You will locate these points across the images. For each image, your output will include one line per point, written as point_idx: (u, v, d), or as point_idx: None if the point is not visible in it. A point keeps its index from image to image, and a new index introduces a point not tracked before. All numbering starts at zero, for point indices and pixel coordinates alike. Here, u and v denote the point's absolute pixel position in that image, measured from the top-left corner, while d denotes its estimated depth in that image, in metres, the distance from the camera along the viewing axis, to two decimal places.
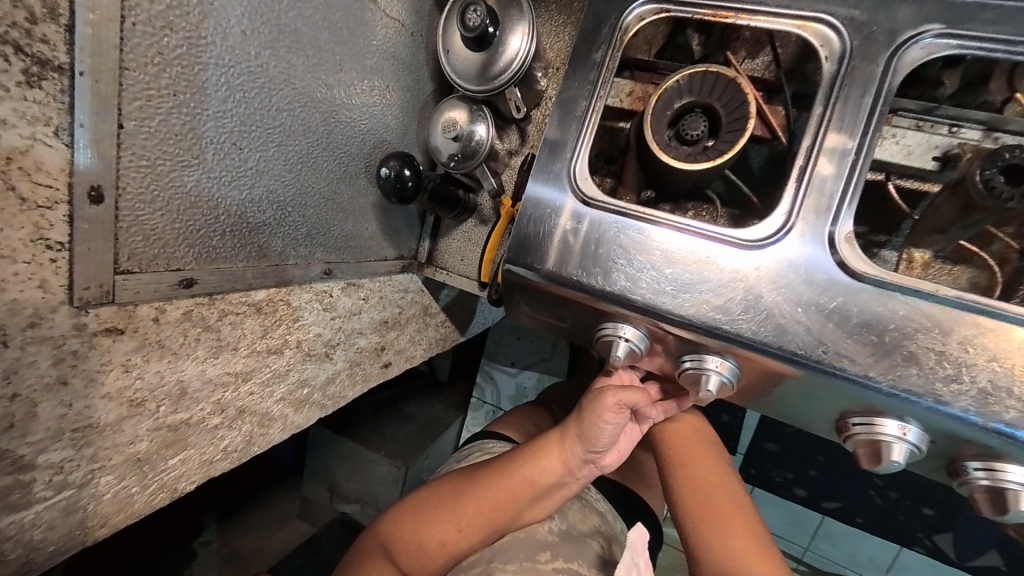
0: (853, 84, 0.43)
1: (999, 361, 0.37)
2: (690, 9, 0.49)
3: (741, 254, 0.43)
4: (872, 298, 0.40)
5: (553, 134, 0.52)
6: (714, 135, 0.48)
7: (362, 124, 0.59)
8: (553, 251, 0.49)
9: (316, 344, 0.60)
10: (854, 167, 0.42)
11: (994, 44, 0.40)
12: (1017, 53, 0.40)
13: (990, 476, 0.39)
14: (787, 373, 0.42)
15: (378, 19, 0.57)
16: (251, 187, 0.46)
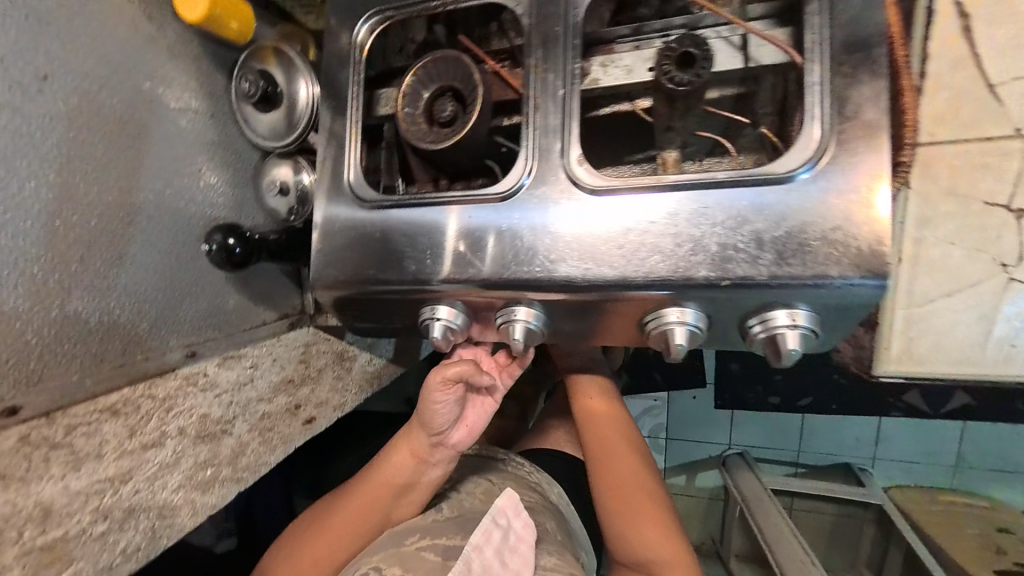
0: (545, 30, 0.50)
1: (724, 222, 0.43)
2: (407, 11, 0.58)
3: (503, 209, 0.49)
4: (610, 206, 0.46)
5: (335, 158, 0.58)
6: (462, 108, 0.53)
7: (185, 209, 0.64)
8: (359, 262, 0.54)
9: (206, 424, 0.62)
10: (566, 101, 0.49)
11: None
12: None
13: (763, 326, 0.44)
14: (574, 300, 0.48)
15: (169, 113, 0.63)
16: (61, 305, 0.50)
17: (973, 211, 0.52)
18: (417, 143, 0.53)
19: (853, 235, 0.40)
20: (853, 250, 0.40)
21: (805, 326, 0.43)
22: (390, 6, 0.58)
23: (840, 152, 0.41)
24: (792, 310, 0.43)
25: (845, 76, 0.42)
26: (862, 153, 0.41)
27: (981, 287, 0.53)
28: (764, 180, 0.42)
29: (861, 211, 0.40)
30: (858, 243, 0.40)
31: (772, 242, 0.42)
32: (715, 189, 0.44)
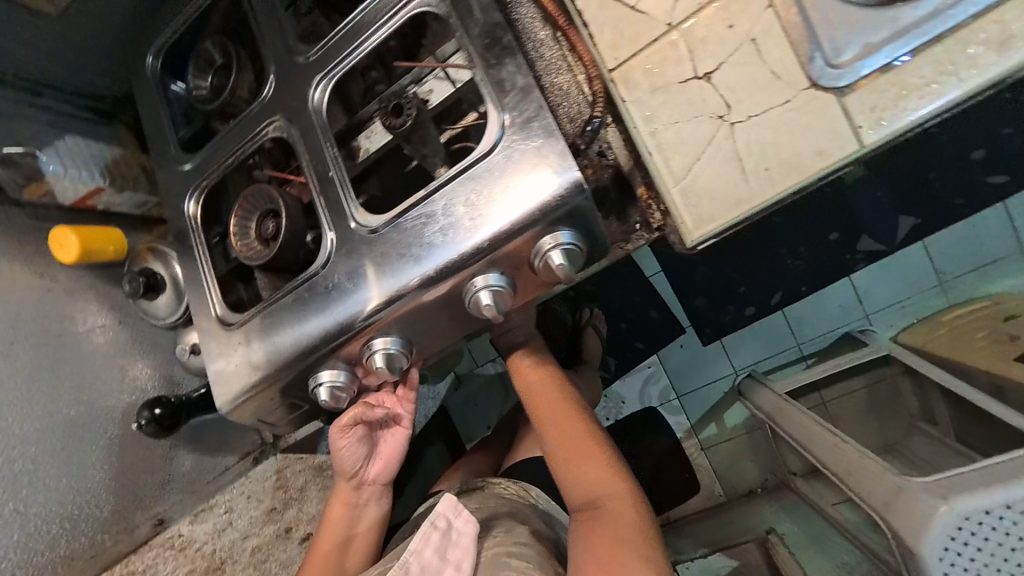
0: (304, 135, 0.63)
1: (467, 200, 0.53)
2: (211, 175, 0.70)
3: (325, 274, 0.60)
4: (391, 231, 0.57)
5: (204, 305, 0.69)
6: (275, 218, 0.64)
7: (116, 404, 0.91)
8: (248, 371, 0.65)
9: (203, 565, 0.94)
10: (336, 176, 0.61)
11: (344, 60, 0.62)
12: (356, 55, 0.62)
13: (540, 257, 0.53)
14: (402, 313, 0.57)
15: (85, 336, 0.90)
16: (43, 534, 0.80)
17: (675, 91, 0.62)
18: (257, 263, 0.64)
19: (549, 162, 0.51)
20: (557, 173, 0.50)
21: (564, 240, 0.52)
22: (202, 178, 0.71)
23: (513, 114, 0.52)
24: (552, 233, 0.52)
25: (495, 61, 0.54)
26: (528, 106, 0.52)
27: (717, 139, 0.61)
28: (482, 155, 0.53)
29: (550, 141, 0.50)
30: (556, 164, 0.50)
31: (504, 195, 0.52)
32: (454, 180, 0.54)
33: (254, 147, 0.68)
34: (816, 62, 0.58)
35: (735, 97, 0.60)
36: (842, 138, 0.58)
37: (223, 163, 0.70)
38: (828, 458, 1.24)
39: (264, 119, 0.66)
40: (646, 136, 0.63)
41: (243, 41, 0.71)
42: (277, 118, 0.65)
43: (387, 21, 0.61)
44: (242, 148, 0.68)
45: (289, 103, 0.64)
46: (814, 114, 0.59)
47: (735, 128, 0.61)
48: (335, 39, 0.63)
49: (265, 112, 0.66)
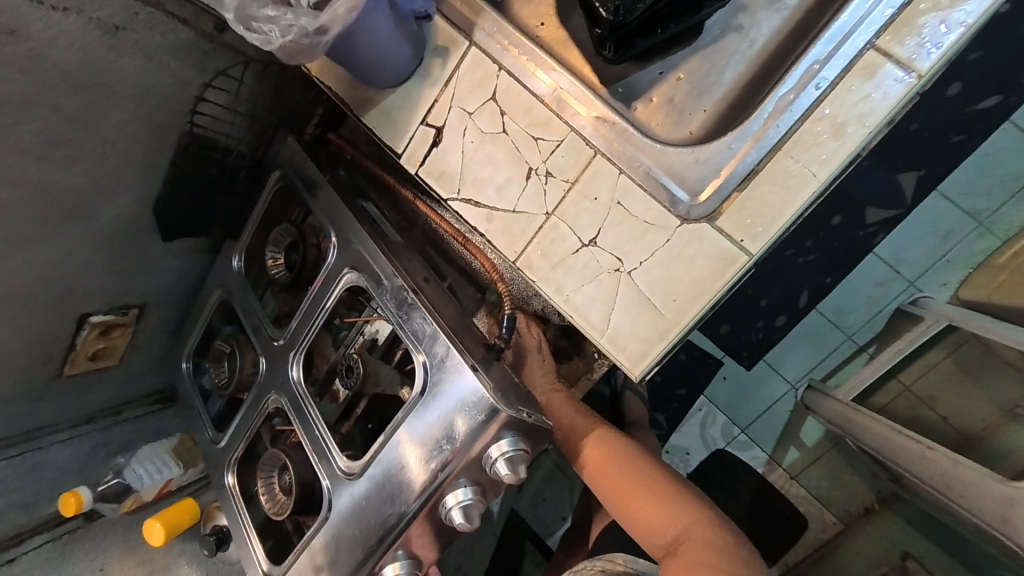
0: (292, 403, 0.76)
1: (420, 435, 0.63)
2: (234, 447, 0.86)
3: (332, 519, 0.70)
4: (372, 474, 0.66)
5: (252, 558, 0.81)
6: (286, 475, 0.77)
7: None
8: None
9: None
10: (321, 432, 0.72)
11: (306, 333, 0.77)
12: (314, 326, 0.76)
13: (492, 467, 0.59)
14: (401, 540, 0.65)
15: None
16: None
17: (570, 262, 0.70)
18: (285, 514, 0.76)
19: (468, 394, 0.60)
20: (480, 395, 0.60)
21: (508, 448, 0.59)
22: (226, 451, 0.87)
23: (429, 359, 0.63)
24: (496, 444, 0.60)
25: (406, 318, 0.66)
26: (438, 350, 0.63)
27: (620, 290, 0.67)
28: (418, 396, 0.63)
29: (465, 371, 0.61)
30: (473, 397, 0.60)
31: (444, 428, 0.61)
32: (403, 421, 0.64)
33: (260, 418, 0.83)
34: (677, 204, 0.65)
35: (622, 251, 0.67)
36: (729, 255, 0.63)
37: (239, 435, 0.85)
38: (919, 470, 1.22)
39: (264, 394, 0.81)
40: (564, 305, 0.71)
41: (241, 329, 0.89)
42: (272, 391, 0.79)
43: (327, 299, 0.75)
44: (255, 420, 0.83)
45: (276, 380, 0.79)
46: (690, 244, 0.64)
47: (631, 276, 0.67)
48: (295, 321, 0.78)
49: (264, 389, 0.81)
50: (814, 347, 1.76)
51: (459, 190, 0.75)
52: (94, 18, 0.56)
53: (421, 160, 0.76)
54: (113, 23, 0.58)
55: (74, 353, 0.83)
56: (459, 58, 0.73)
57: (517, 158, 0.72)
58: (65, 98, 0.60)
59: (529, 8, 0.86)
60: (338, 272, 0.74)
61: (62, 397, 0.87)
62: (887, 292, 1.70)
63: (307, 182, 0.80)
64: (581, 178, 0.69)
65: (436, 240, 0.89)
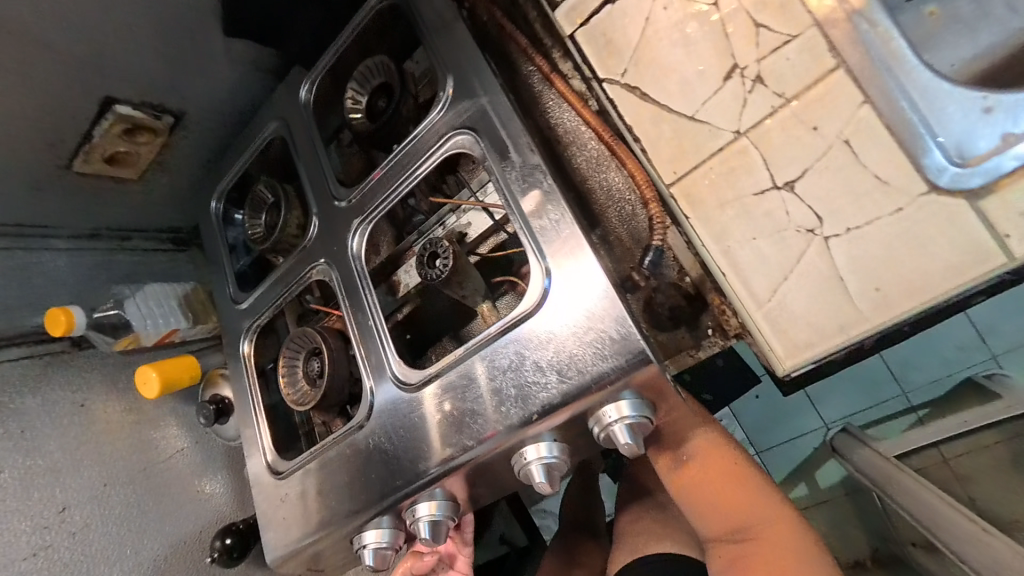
0: (344, 279, 0.62)
1: (515, 361, 0.49)
2: (258, 314, 0.73)
3: (368, 426, 0.58)
4: (434, 390, 0.53)
5: (254, 441, 0.70)
6: (317, 362, 0.65)
7: None
8: (293, 523, 0.63)
9: None
10: (375, 323, 0.59)
11: (379, 202, 0.61)
12: (391, 197, 0.60)
13: (600, 427, 0.45)
14: (445, 482, 0.52)
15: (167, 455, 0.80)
16: None
17: (748, 206, 0.53)
18: (304, 406, 0.64)
19: (595, 327, 0.45)
20: (610, 331, 0.45)
21: (632, 413, 0.44)
22: (249, 316, 0.74)
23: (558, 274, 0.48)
24: (615, 401, 0.45)
25: (533, 210, 0.50)
26: (569, 261, 0.47)
27: (806, 257, 0.51)
28: (526, 315, 0.49)
29: (602, 297, 0.46)
30: (612, 333, 0.45)
31: (556, 364, 0.47)
32: (495, 341, 0.50)
33: (300, 288, 0.69)
34: (932, 163, 0.47)
35: (829, 208, 0.50)
36: (982, 249, 0.46)
37: (268, 300, 0.72)
38: (959, 546, 1.11)
39: (309, 261, 0.67)
40: (720, 258, 0.55)
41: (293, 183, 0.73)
42: (322, 259, 0.65)
43: (421, 163, 0.59)
44: (289, 288, 0.69)
45: (331, 248, 0.65)
46: (932, 222, 0.47)
47: (829, 244, 0.50)
48: (369, 183, 0.62)
49: (311, 255, 0.67)
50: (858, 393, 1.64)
51: (625, 71, 0.57)
52: None
53: (585, 21, 0.58)
54: None
55: (90, 146, 0.67)
56: None
57: (721, 47, 0.52)
58: None
59: None
60: (444, 132, 0.57)
61: (66, 198, 0.73)
62: (966, 358, 1.52)
63: (424, 10, 0.61)
64: (810, 91, 0.50)
65: (558, 139, 0.70)
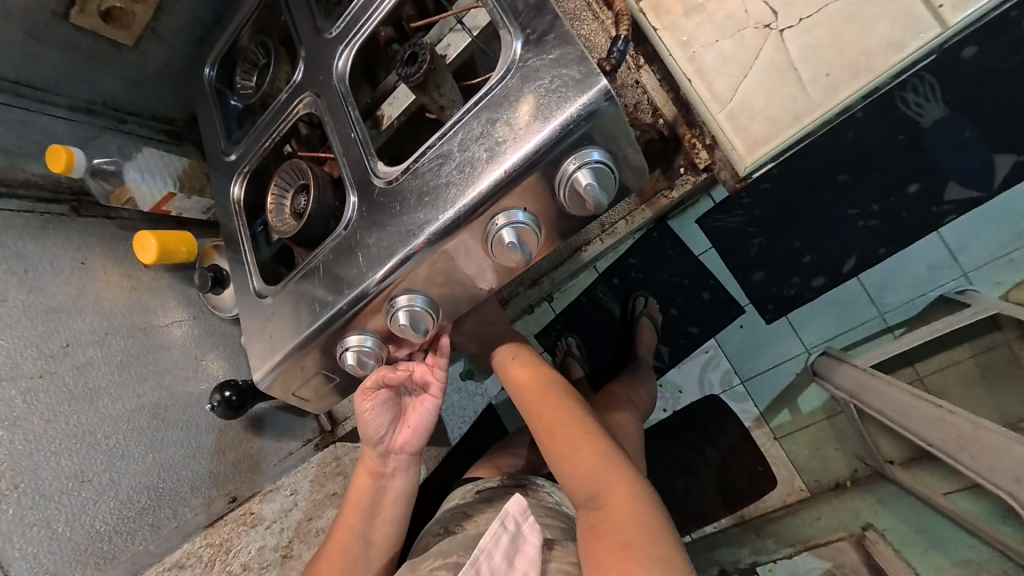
0: (331, 103, 0.65)
1: (486, 130, 0.52)
2: (247, 162, 0.76)
3: (350, 228, 0.61)
4: (410, 178, 0.56)
5: (243, 282, 0.73)
6: (305, 191, 0.68)
7: None
8: (278, 340, 0.66)
9: None
10: (360, 135, 0.62)
11: (363, 26, 0.64)
12: (374, 19, 0.64)
13: (562, 184, 0.49)
14: (423, 267, 0.56)
15: (166, 327, 0.82)
16: None
17: (711, 10, 0.58)
18: (287, 236, 0.67)
19: (558, 81, 0.48)
20: (572, 79, 0.48)
21: (590, 162, 0.48)
22: (239, 167, 0.77)
23: (526, 36, 0.51)
24: (577, 153, 0.49)
25: None
26: (537, 28, 0.51)
27: (765, 51, 0.56)
28: (495, 85, 0.52)
29: (567, 52, 0.49)
30: (575, 73, 0.48)
31: (521, 116, 0.50)
32: (467, 112, 0.53)
33: (286, 127, 0.72)
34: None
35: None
36: (916, 19, 0.51)
37: (258, 146, 0.75)
38: (933, 435, 1.05)
39: (295, 96, 0.70)
40: (689, 62, 0.59)
41: (283, 40, 0.77)
42: (308, 90, 0.68)
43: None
44: (277, 130, 0.73)
45: (318, 80, 0.67)
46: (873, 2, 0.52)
47: (783, 36, 0.55)
48: (352, 8, 0.65)
49: (298, 90, 0.69)
50: (847, 319, 1.42)
51: None
52: None
53: None
54: None
55: None
56: None
57: None
58: None
59: None
60: None
61: (68, 56, 0.75)
62: (935, 277, 1.31)
63: None
64: None
65: None
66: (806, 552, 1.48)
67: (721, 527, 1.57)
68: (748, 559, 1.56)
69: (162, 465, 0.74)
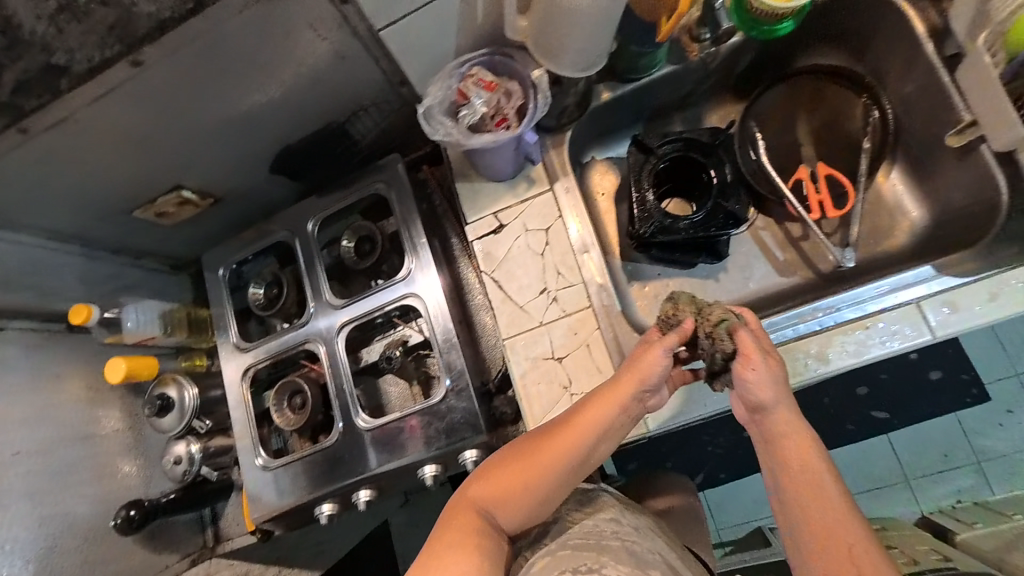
0: (332, 360, 1.06)
1: (425, 424, 0.99)
2: (255, 363, 1.11)
3: (332, 443, 1.03)
4: (381, 433, 1.00)
5: (242, 444, 1.10)
6: (303, 398, 1.08)
7: None
8: (270, 495, 1.06)
9: None
10: (347, 387, 1.05)
11: (357, 319, 1.06)
12: (367, 316, 1.05)
13: (469, 460, 0.96)
14: (371, 478, 1.01)
15: (103, 435, 1.09)
16: None
17: (540, 363, 0.94)
18: (293, 426, 1.07)
19: (466, 413, 0.97)
20: (473, 415, 0.97)
21: (474, 456, 0.96)
22: (249, 365, 1.12)
23: (452, 383, 0.99)
24: (472, 449, 0.96)
25: (444, 346, 1.00)
26: (460, 380, 0.98)
27: (561, 401, 0.91)
28: (434, 402, 0.98)
29: (468, 402, 0.98)
30: (471, 418, 0.97)
31: (444, 426, 0.98)
32: (418, 409, 0.99)
33: (291, 350, 1.10)
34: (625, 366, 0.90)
35: (574, 375, 0.92)
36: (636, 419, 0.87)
37: (266, 354, 1.11)
38: None
39: (304, 338, 1.09)
40: (523, 385, 0.93)
41: (289, 272, 1.16)
42: (315, 338, 1.08)
43: (386, 305, 1.04)
44: (284, 348, 1.10)
45: (322, 332, 1.07)
46: None
47: (575, 396, 0.91)
48: (353, 305, 1.06)
49: (307, 335, 1.09)
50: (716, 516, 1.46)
51: (493, 271, 0.98)
52: (336, 49, 0.77)
53: (480, 236, 0.99)
54: (343, 53, 0.78)
55: (150, 205, 1.03)
56: (539, 191, 0.97)
57: (542, 276, 0.96)
58: (277, 91, 0.82)
59: (601, 178, 1.06)
60: (404, 294, 1.04)
61: (118, 230, 1.08)
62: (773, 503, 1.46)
63: (396, 205, 1.06)
64: (573, 314, 0.94)
65: (461, 287, 1.11)
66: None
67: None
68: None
69: (47, 561, 0.95)
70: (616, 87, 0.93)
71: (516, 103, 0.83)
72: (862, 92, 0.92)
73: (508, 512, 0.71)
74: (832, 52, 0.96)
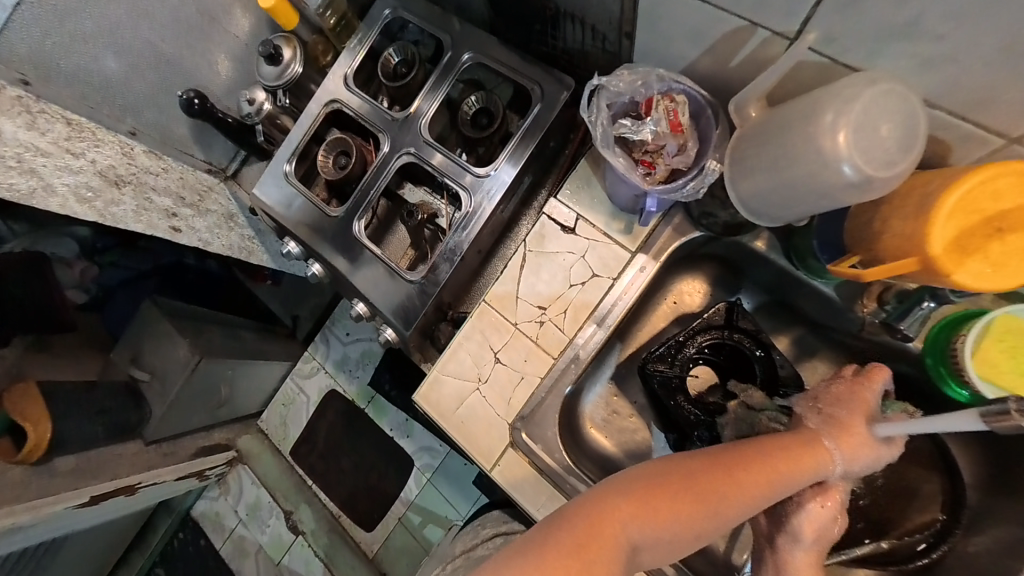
0: (383, 166, 1.08)
1: (381, 276, 1.04)
2: (344, 103, 1.14)
3: (329, 214, 1.10)
4: (355, 246, 1.07)
5: (287, 143, 1.16)
6: (343, 165, 1.12)
7: None
8: (269, 194, 1.17)
9: None
10: (371, 193, 1.08)
11: (424, 160, 1.05)
12: (431, 167, 1.04)
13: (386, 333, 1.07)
14: (329, 265, 1.14)
15: (222, 33, 1.23)
16: None
17: None
18: (324, 175, 1.12)
19: (412, 308, 1.01)
20: (412, 314, 1.01)
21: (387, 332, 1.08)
22: (338, 99, 1.15)
23: (422, 279, 1.00)
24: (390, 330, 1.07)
25: (447, 250, 0.99)
26: (430, 284, 1.00)
27: None
28: (404, 276, 1.01)
29: (420, 303, 1.01)
30: (411, 313, 1.01)
31: (389, 292, 1.03)
32: (390, 266, 1.03)
33: (370, 125, 1.12)
34: (522, 432, 0.83)
35: (492, 381, 0.85)
36: (479, 460, 0.85)
37: (355, 107, 1.13)
38: None
39: (382, 126, 1.10)
40: (454, 341, 0.86)
41: (425, 69, 1.14)
42: (389, 135, 1.09)
43: (449, 176, 1.02)
44: (369, 119, 1.12)
45: (396, 139, 1.08)
46: (490, 441, 0.84)
47: None
48: (433, 150, 1.05)
49: (385, 126, 1.10)
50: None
51: (530, 250, 0.87)
52: None
53: (552, 217, 0.87)
54: None
55: None
56: (631, 245, 0.84)
57: (556, 299, 0.85)
58: None
59: (690, 289, 0.92)
60: (465, 183, 1.00)
61: None
62: None
63: (534, 117, 0.98)
64: (538, 350, 0.85)
65: (508, 226, 1.09)
66: (171, 481, 1.57)
67: (237, 418, 1.75)
68: (130, 444, 1.47)
69: (124, 67, 1.10)
70: (771, 249, 0.79)
71: (675, 163, 0.72)
72: (942, 510, 0.83)
73: (663, 535, 0.58)
74: (968, 448, 0.83)
